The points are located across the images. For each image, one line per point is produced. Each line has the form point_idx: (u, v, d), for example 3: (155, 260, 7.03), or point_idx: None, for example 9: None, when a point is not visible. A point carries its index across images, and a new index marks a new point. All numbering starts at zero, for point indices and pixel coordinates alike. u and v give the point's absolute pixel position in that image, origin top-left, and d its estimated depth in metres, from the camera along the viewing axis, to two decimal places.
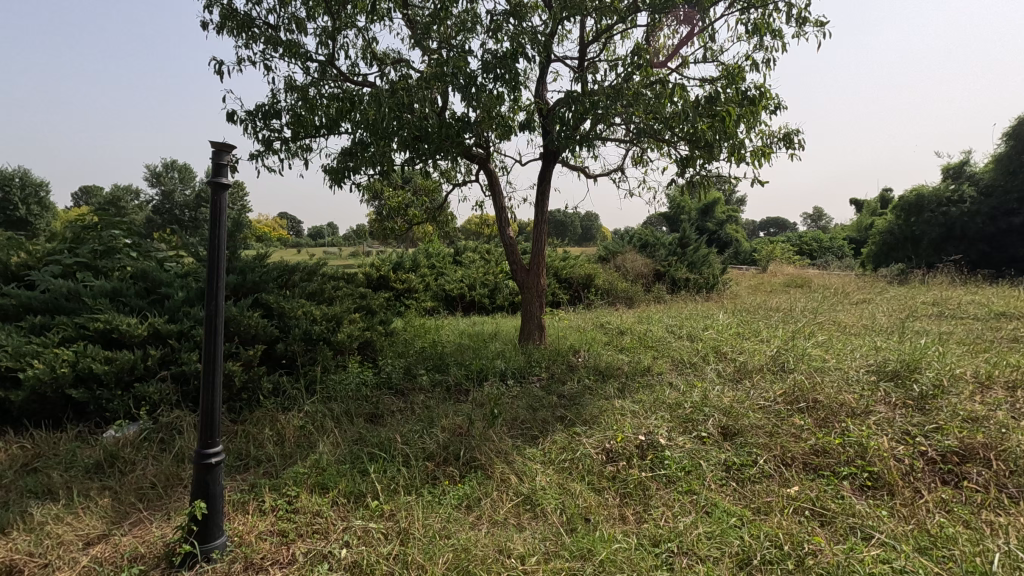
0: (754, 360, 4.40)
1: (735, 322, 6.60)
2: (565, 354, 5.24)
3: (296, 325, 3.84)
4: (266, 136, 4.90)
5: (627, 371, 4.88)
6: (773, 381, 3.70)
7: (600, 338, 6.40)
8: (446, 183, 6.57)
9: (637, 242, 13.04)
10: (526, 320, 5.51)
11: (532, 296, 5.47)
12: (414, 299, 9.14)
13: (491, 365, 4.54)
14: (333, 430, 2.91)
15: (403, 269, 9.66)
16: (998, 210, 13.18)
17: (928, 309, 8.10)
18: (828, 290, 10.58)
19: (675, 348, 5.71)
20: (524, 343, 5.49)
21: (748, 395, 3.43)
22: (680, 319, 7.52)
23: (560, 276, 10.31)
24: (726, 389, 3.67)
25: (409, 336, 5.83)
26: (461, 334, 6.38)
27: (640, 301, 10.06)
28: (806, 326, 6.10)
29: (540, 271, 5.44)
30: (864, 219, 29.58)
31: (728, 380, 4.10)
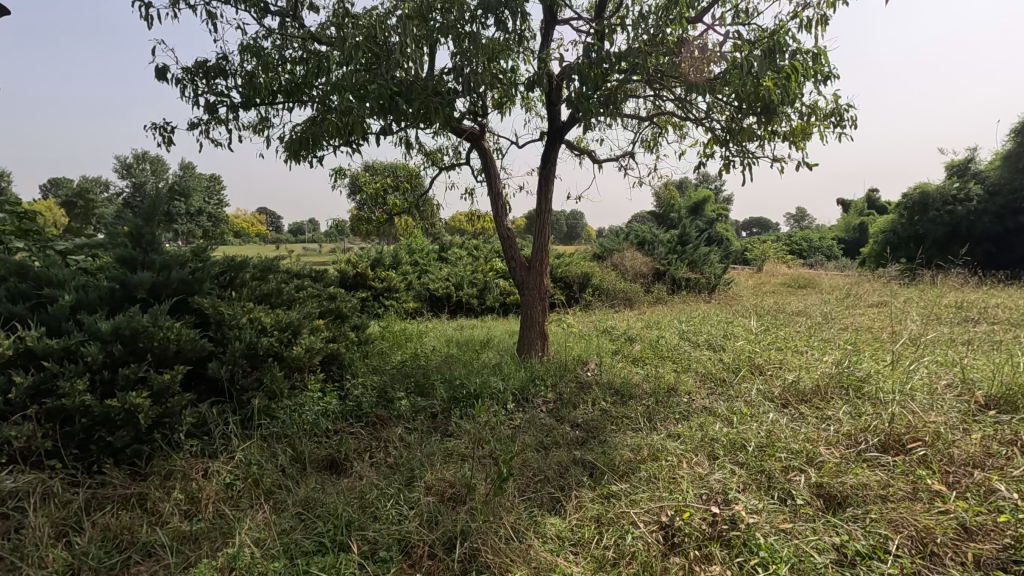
0: (806, 380, 3.62)
1: (759, 329, 5.84)
2: (573, 368, 4.42)
3: (237, 338, 2.96)
4: (211, 101, 3.94)
5: (649, 390, 4.08)
6: (847, 412, 2.92)
7: (608, 347, 5.59)
8: (430, 167, 5.70)
9: (635, 239, 12.29)
10: (527, 327, 4.66)
11: (532, 299, 4.61)
12: (395, 300, 8.27)
13: (487, 384, 3.70)
14: (270, 503, 2.05)
15: (383, 267, 8.77)
16: (1008, 209, 12.64)
17: (959, 313, 7.41)
18: (839, 292, 9.89)
19: (698, 360, 4.92)
20: (524, 354, 4.64)
21: (825, 433, 2.64)
22: (693, 323, 6.75)
23: (554, 275, 9.50)
24: (789, 423, 2.88)
25: (387, 345, 4.97)
26: (449, 342, 5.52)
27: (641, 302, 9.29)
28: (843, 334, 5.36)
29: (542, 270, 4.60)
30: (853, 219, 29.32)
31: (780, 407, 3.32)
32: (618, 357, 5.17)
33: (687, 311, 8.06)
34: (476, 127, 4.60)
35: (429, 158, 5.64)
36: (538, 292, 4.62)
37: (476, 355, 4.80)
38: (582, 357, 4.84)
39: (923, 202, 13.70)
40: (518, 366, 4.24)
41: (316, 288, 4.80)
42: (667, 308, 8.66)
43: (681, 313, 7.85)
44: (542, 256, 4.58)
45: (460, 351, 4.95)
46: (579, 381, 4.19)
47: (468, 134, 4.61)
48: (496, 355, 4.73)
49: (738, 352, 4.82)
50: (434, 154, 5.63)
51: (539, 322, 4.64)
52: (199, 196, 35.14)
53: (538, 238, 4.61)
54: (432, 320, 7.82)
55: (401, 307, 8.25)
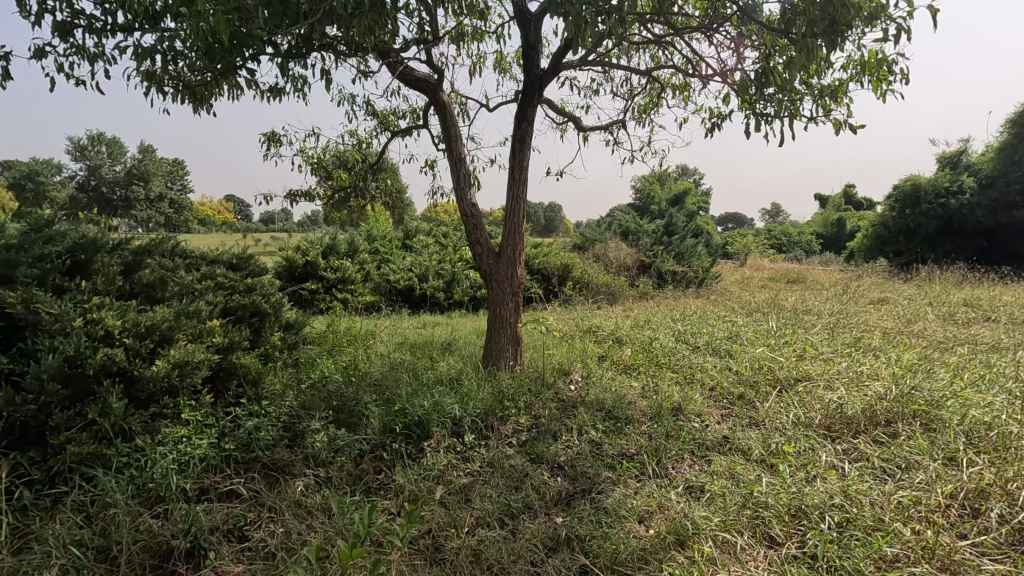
0: (856, 402, 2.77)
1: (768, 328, 5.01)
2: (553, 380, 3.52)
3: (52, 352, 1.99)
4: (64, 21, 2.89)
5: (648, 413, 3.21)
6: (936, 464, 2.08)
7: (594, 351, 4.71)
8: (381, 133, 4.75)
9: (617, 228, 11.46)
10: (496, 328, 3.71)
11: (502, 296, 3.67)
12: (349, 293, 7.29)
13: (439, 409, 2.77)
14: None
15: (338, 256, 7.77)
16: (1002, 203, 12.11)
17: (975, 312, 6.68)
18: (834, 288, 9.18)
19: (703, 370, 4.07)
20: (493, 364, 3.70)
21: (927, 509, 1.79)
22: (688, 321, 5.91)
23: (531, 267, 8.59)
24: (855, 480, 2.04)
25: (324, 350, 4.01)
26: (403, 345, 4.57)
27: (626, 297, 8.43)
28: (868, 339, 4.54)
29: (516, 259, 3.67)
30: (833, 214, 29.06)
31: (830, 445, 2.47)
32: (607, 365, 4.30)
33: (678, 307, 7.23)
34: (432, 75, 3.64)
35: (379, 121, 4.70)
36: (509, 286, 3.67)
37: (432, 363, 3.86)
38: (563, 365, 3.95)
39: (915, 194, 13.13)
40: (483, 378, 3.33)
41: (231, 277, 3.82)
42: (655, 304, 7.81)
43: (673, 309, 7.00)
44: (517, 242, 3.65)
45: (414, 357, 4.01)
46: (559, 401, 3.30)
47: (421, 84, 3.65)
48: (456, 364, 3.80)
49: (753, 360, 3.97)
50: (386, 117, 4.66)
51: (511, 322, 3.70)
52: (158, 180, 33.17)
53: (511, 220, 3.66)
54: (391, 315, 6.85)
55: (355, 301, 7.26)
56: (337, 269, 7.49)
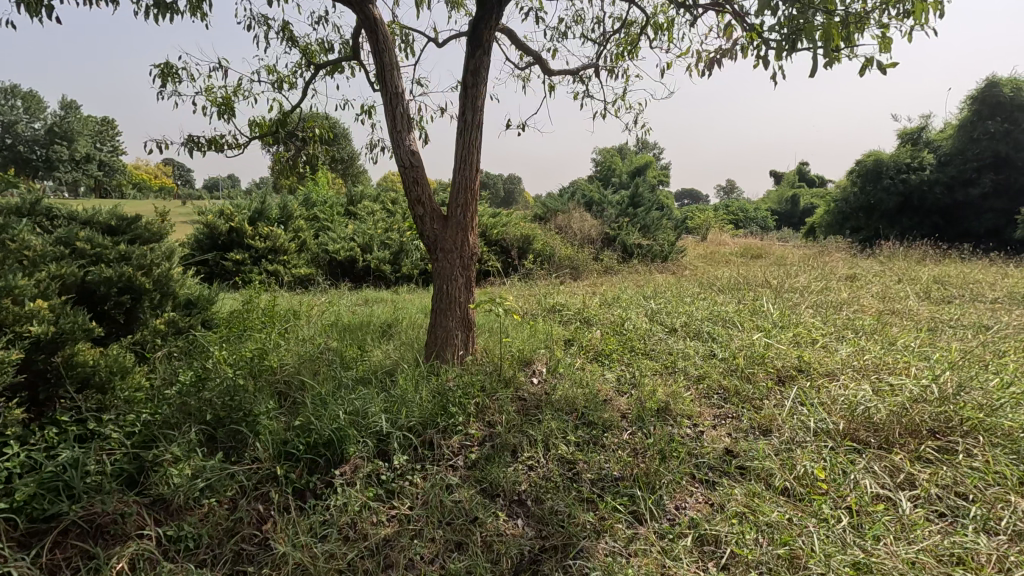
0: (885, 408, 2.25)
1: (750, 309, 4.49)
2: (513, 373, 2.88)
3: None
4: None
5: (628, 417, 2.61)
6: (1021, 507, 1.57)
7: (559, 335, 4.08)
8: (304, 68, 3.88)
9: (580, 198, 10.82)
10: (442, 310, 2.98)
11: (449, 270, 2.94)
12: (281, 265, 6.42)
13: (360, 421, 2.09)
14: None
15: (268, 222, 6.82)
16: (959, 180, 12.10)
17: (950, 291, 6.39)
18: (802, 263, 8.86)
19: (685, 359, 3.51)
20: (435, 357, 2.99)
21: None
22: (660, 298, 5.37)
23: (488, 238, 7.86)
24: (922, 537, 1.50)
25: (229, 336, 3.24)
26: (334, 327, 3.82)
27: (590, 271, 7.84)
28: (861, 321, 4.07)
29: (468, 225, 2.94)
30: (788, 189, 29.37)
31: (864, 467, 1.93)
32: (575, 352, 3.68)
33: (646, 283, 6.67)
34: None
35: (301, 53, 3.83)
36: (459, 258, 2.95)
37: (362, 353, 3.14)
38: (524, 353, 3.30)
39: (876, 170, 12.99)
40: (425, 375, 2.65)
41: (99, 240, 2.90)
42: (620, 280, 7.24)
43: (641, 285, 6.45)
44: (468, 204, 2.92)
45: (341, 344, 3.28)
46: (518, 403, 2.66)
47: None
48: (391, 354, 3.09)
49: (742, 348, 3.43)
50: (310, 49, 3.79)
51: (461, 302, 2.98)
52: (83, 139, 30.30)
53: (462, 176, 2.91)
54: (329, 291, 6.03)
55: (287, 274, 6.38)
56: (266, 237, 6.57)
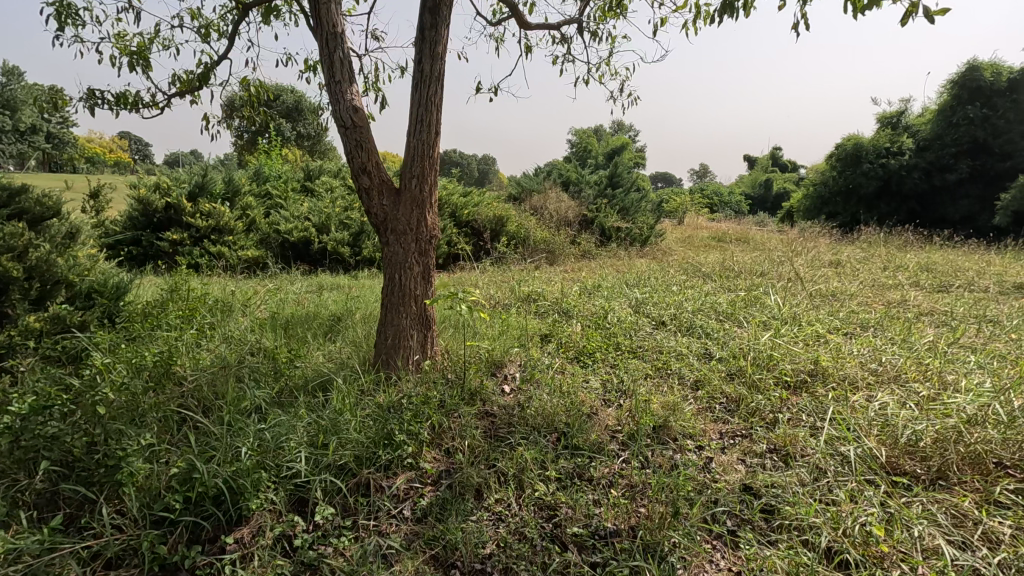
0: (932, 434, 1.85)
1: (745, 300, 4.07)
2: (479, 382, 2.39)
3: None
4: None
5: (619, 439, 2.15)
6: None
7: (534, 330, 3.59)
8: (232, 9, 3.23)
9: (557, 177, 10.27)
10: (395, 304, 2.44)
11: (403, 256, 2.41)
12: (225, 246, 5.76)
13: (273, 461, 1.57)
14: None
15: (211, 198, 6.11)
16: (937, 166, 11.95)
17: (940, 279, 6.11)
18: (785, 248, 8.53)
19: (679, 360, 3.05)
20: (384, 362, 2.46)
21: None
22: (645, 286, 4.91)
23: (458, 218, 7.28)
24: None
25: (134, 335, 2.67)
26: (271, 322, 3.25)
27: (567, 255, 7.36)
28: (867, 316, 3.68)
29: (425, 200, 2.40)
30: (763, 173, 29.32)
31: (923, 517, 1.53)
32: (553, 352, 3.20)
33: (627, 270, 6.21)
34: None
35: None
36: (415, 241, 2.41)
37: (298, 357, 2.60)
38: (494, 354, 2.81)
39: (856, 154, 12.76)
40: (369, 390, 2.13)
41: None
42: (599, 265, 6.78)
43: (622, 272, 5.98)
44: (425, 175, 2.38)
45: (274, 346, 2.73)
46: (486, 423, 2.17)
47: None
48: (333, 360, 2.56)
49: (744, 349, 2.99)
50: None
51: (418, 295, 2.45)
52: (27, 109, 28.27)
53: (417, 140, 2.35)
54: (278, 276, 5.40)
55: (232, 256, 5.72)
56: (208, 215, 5.87)
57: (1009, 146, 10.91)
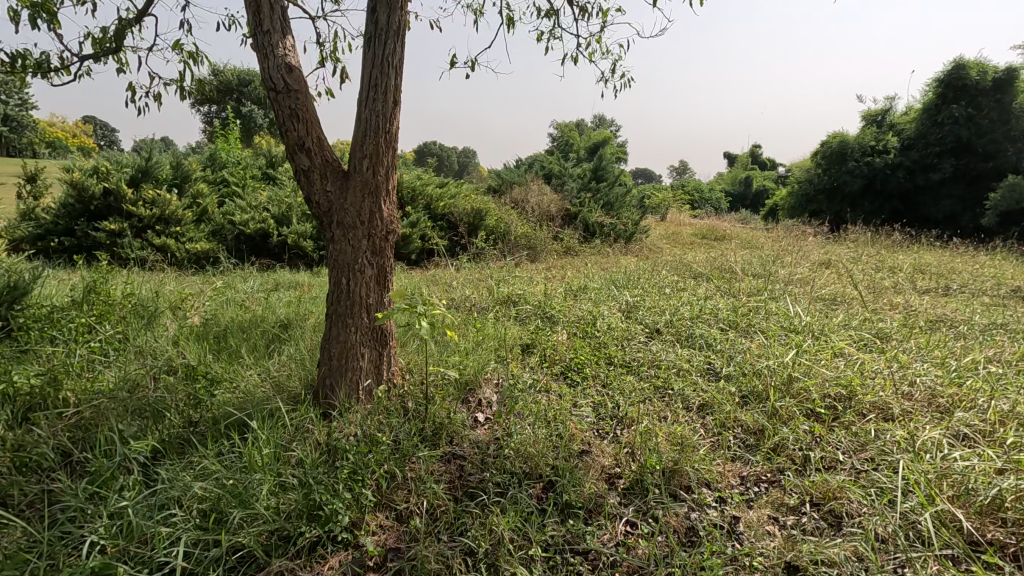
0: (1014, 492, 1.48)
1: (748, 307, 3.67)
2: (447, 414, 1.94)
3: None
4: None
5: (621, 492, 1.74)
6: None
7: (514, 340, 3.15)
8: None
9: (538, 170, 9.80)
10: (342, 314, 1.95)
11: (351, 256, 1.92)
12: (173, 238, 5.19)
13: (134, 561, 1.12)
14: None
15: (156, 184, 5.50)
16: (921, 165, 11.74)
17: (939, 281, 5.81)
18: (775, 247, 8.22)
19: (682, 380, 2.64)
20: (326, 388, 1.97)
21: None
22: (634, 288, 4.50)
23: (433, 211, 6.78)
24: None
25: (20, 350, 2.16)
26: (203, 330, 2.74)
27: (549, 252, 6.92)
28: (883, 326, 3.31)
29: (379, 187, 1.91)
30: (742, 171, 29.32)
31: None
32: (536, 370, 2.76)
33: (614, 269, 5.80)
34: None
35: None
36: (367, 238, 1.93)
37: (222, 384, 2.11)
38: (466, 375, 2.36)
39: (841, 152, 12.56)
40: (302, 434, 1.67)
41: None
42: (583, 263, 6.36)
43: (608, 271, 5.57)
44: (380, 155, 1.89)
45: (197, 366, 2.24)
46: (453, 472, 1.73)
47: None
48: (264, 388, 2.08)
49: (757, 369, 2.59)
50: None
51: (370, 305, 1.98)
52: None
53: (369, 111, 1.86)
54: (229, 272, 4.85)
55: (179, 250, 5.14)
56: (153, 203, 5.28)
57: (992, 145, 10.78)
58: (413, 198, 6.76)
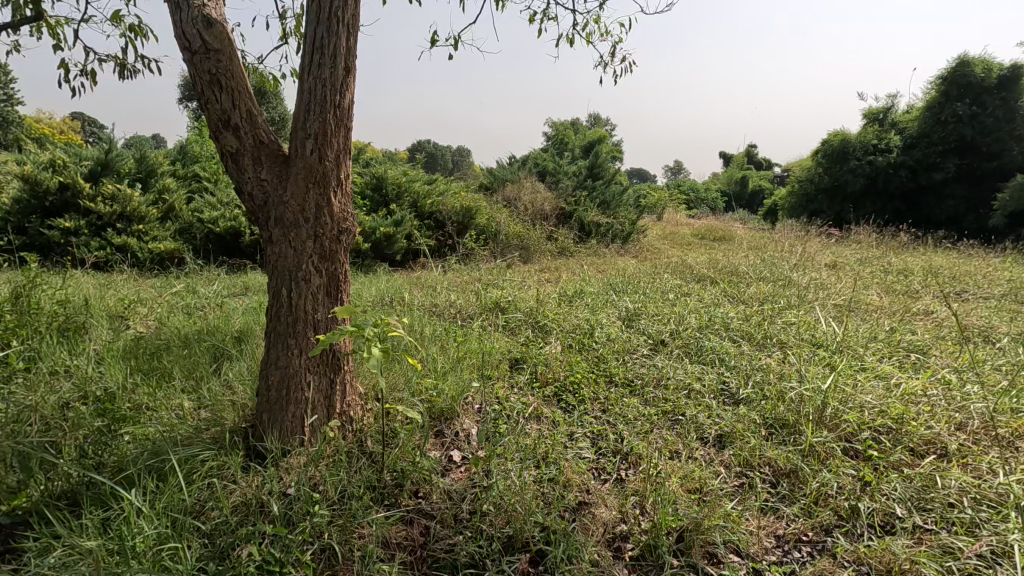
0: None
1: (761, 316, 3.31)
2: (412, 459, 1.58)
3: None
4: None
5: (630, 564, 1.39)
6: None
7: (502, 355, 2.78)
8: None
9: (532, 167, 9.43)
10: (282, 333, 1.57)
11: (293, 262, 1.54)
12: (135, 237, 4.79)
13: None
14: None
15: (119, 179, 5.10)
16: (923, 164, 11.40)
17: (956, 286, 5.48)
18: (778, 248, 7.88)
19: (696, 406, 2.28)
20: (265, 426, 1.58)
21: None
22: (635, 293, 4.14)
23: (420, 209, 6.40)
24: None
25: None
26: (139, 344, 2.36)
27: (542, 253, 6.56)
28: (914, 338, 2.97)
29: (328, 175, 1.53)
30: (737, 170, 29.05)
31: None
32: (527, 393, 2.39)
33: (611, 271, 5.43)
34: None
35: None
36: (313, 239, 1.54)
37: (143, 418, 1.75)
38: (442, 404, 1.99)
39: (843, 151, 12.24)
40: (218, 497, 1.30)
41: None
42: (579, 265, 6.00)
43: (605, 274, 5.20)
44: (328, 135, 1.51)
45: (119, 393, 1.87)
46: (418, 540, 1.37)
47: None
48: (193, 425, 1.71)
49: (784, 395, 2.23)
50: None
51: (318, 322, 1.59)
52: None
53: (314, 79, 1.48)
54: (195, 275, 4.47)
55: (141, 249, 4.74)
56: (113, 200, 4.88)
57: (997, 144, 10.47)
58: (398, 195, 6.37)
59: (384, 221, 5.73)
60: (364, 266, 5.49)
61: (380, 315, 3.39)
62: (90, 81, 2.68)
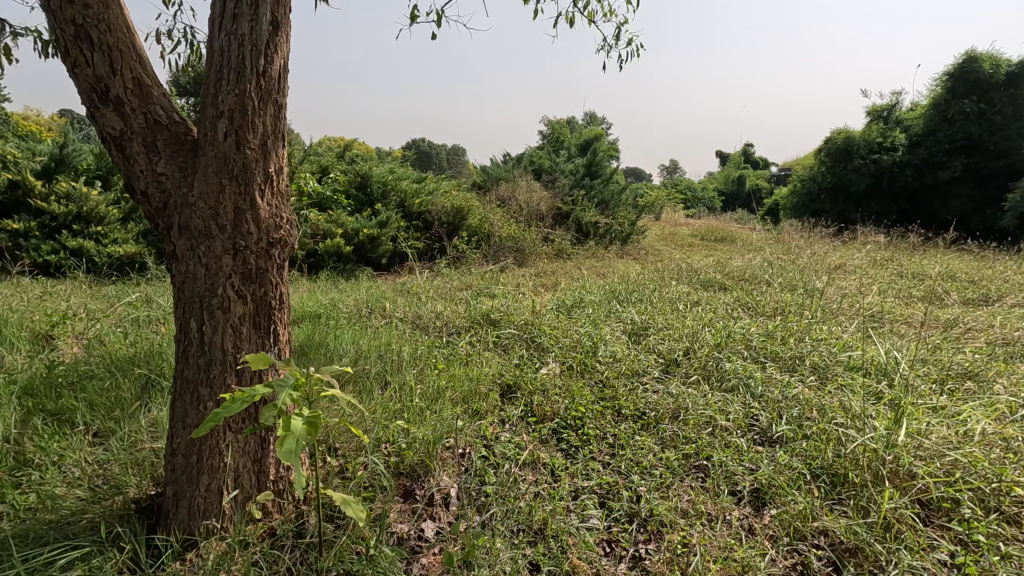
0: None
1: (786, 333, 2.93)
2: (367, 552, 1.20)
3: None
4: None
5: None
6: None
7: (493, 384, 2.39)
8: None
9: (527, 165, 9.02)
10: (192, 377, 1.17)
11: (205, 285, 1.15)
12: (91, 240, 4.36)
13: None
14: None
15: (76, 177, 4.67)
16: (929, 164, 10.96)
17: (980, 292, 5.12)
18: (784, 250, 7.51)
19: (723, 451, 1.90)
20: (170, 510, 1.18)
21: None
22: (640, 303, 3.75)
23: (408, 209, 5.99)
24: None
25: None
26: (53, 374, 1.96)
27: (538, 257, 6.17)
28: (964, 357, 2.59)
29: (249, 168, 1.14)
30: (734, 169, 28.79)
31: None
32: (520, 434, 2.01)
33: (612, 277, 5.03)
34: None
35: None
36: (231, 254, 1.14)
37: (25, 483, 1.37)
38: (414, 458, 1.61)
39: (846, 150, 11.88)
40: None
41: None
42: (577, 269, 5.61)
43: (605, 280, 4.80)
44: (248, 111, 1.11)
45: (2, 446, 1.48)
46: None
47: None
48: (87, 496, 1.33)
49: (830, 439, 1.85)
50: None
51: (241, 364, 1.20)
52: None
53: (226, 38, 1.08)
54: (157, 282, 4.06)
55: (99, 254, 4.33)
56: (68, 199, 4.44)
57: (1006, 143, 10.09)
58: (384, 194, 5.95)
59: (368, 222, 5.32)
60: (346, 270, 5.08)
61: (356, 331, 2.99)
62: (4, 59, 2.27)
